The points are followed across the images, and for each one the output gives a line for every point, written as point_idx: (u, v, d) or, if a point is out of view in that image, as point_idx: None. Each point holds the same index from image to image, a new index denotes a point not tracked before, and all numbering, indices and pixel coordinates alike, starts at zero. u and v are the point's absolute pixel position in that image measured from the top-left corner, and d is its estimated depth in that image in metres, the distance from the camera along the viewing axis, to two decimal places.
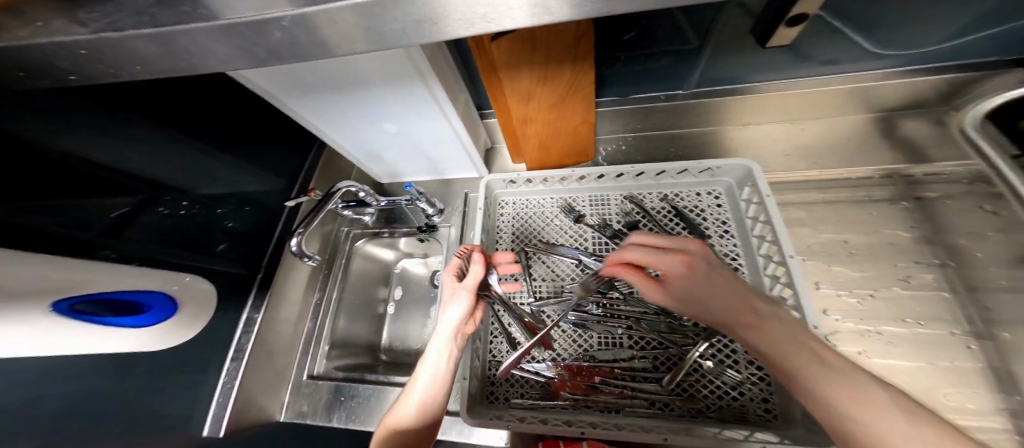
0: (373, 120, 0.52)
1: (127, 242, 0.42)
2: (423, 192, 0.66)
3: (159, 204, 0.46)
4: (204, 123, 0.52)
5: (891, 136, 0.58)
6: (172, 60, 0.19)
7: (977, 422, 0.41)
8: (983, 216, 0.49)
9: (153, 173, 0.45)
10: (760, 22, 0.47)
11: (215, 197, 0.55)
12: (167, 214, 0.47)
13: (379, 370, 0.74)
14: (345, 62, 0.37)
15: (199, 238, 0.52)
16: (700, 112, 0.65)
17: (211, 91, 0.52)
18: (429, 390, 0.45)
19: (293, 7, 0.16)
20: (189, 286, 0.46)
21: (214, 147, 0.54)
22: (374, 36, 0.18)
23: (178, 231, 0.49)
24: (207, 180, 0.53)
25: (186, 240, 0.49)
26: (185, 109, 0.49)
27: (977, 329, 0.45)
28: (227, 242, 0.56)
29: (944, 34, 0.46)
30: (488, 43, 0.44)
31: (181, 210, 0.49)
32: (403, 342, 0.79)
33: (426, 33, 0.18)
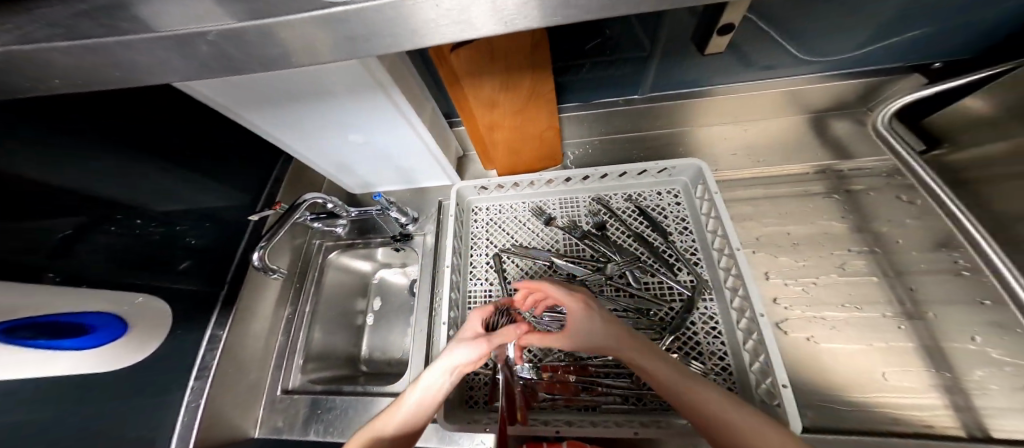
0: (338, 131, 0.51)
1: (79, 261, 0.41)
2: (394, 200, 0.65)
3: (112, 223, 0.45)
4: (159, 135, 0.51)
5: (824, 135, 0.63)
6: (94, 73, 0.19)
7: (919, 400, 0.44)
8: (902, 205, 0.55)
9: (101, 189, 0.44)
10: (699, 30, 0.51)
11: (168, 213, 0.53)
12: (123, 232, 0.47)
13: (360, 381, 0.71)
14: (303, 74, 0.37)
15: (158, 255, 0.51)
16: (657, 116, 0.69)
17: (165, 103, 0.51)
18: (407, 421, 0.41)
19: (213, 22, 0.17)
20: (143, 307, 0.45)
21: (168, 161, 0.52)
22: (303, 50, 0.19)
23: (133, 250, 0.48)
24: (164, 196, 0.52)
25: (143, 260, 0.49)
26: (137, 122, 0.48)
27: (908, 309, 0.49)
28: (190, 259, 0.56)
29: (857, 41, 0.53)
30: (447, 53, 0.45)
31: (136, 229, 0.49)
32: (384, 351, 0.77)
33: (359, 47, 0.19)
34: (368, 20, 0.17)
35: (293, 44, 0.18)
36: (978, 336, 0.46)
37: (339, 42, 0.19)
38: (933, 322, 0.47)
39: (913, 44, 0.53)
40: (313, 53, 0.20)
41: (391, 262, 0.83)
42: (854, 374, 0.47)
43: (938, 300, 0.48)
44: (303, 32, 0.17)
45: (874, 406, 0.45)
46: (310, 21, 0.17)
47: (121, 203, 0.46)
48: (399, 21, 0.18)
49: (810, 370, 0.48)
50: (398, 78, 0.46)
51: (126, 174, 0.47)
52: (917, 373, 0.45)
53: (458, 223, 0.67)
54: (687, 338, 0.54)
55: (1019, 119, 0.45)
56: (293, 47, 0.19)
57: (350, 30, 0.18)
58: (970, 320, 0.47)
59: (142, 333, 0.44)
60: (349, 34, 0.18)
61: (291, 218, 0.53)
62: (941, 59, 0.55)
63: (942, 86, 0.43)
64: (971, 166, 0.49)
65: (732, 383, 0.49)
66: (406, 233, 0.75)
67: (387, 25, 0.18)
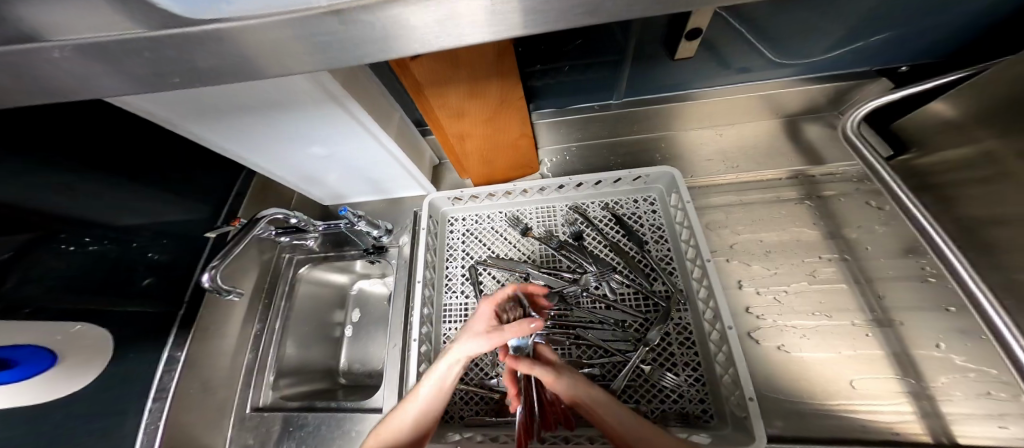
0: (297, 144, 0.49)
1: (14, 286, 0.39)
2: (361, 214, 0.61)
3: (66, 242, 0.44)
4: (107, 151, 0.48)
5: (796, 139, 0.62)
6: None
7: (885, 403, 0.44)
8: (870, 210, 0.55)
9: (39, 204, 0.41)
10: (666, 39, 0.52)
11: (125, 228, 0.51)
12: (76, 252, 0.45)
13: (338, 396, 0.68)
14: (243, 90, 0.35)
15: (112, 274, 0.49)
16: (633, 121, 0.68)
17: (115, 116, 0.49)
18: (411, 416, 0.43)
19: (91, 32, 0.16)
20: (81, 334, 0.43)
21: (121, 177, 0.50)
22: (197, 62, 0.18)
23: (85, 269, 0.46)
24: (118, 211, 0.50)
25: (90, 281, 0.47)
26: (84, 138, 0.45)
27: (878, 317, 0.49)
28: (152, 276, 0.54)
29: (826, 44, 0.52)
30: (407, 63, 0.42)
31: (88, 247, 0.47)
32: (363, 364, 0.73)
33: (246, 67, 0.18)
34: (249, 40, 0.17)
35: (167, 64, 0.17)
36: (942, 343, 0.46)
37: (222, 62, 0.18)
38: (901, 328, 0.47)
39: (878, 48, 0.53)
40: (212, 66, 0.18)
41: (370, 273, 0.79)
42: (825, 382, 0.47)
43: (907, 306, 0.49)
44: (173, 52, 0.17)
45: (842, 413, 0.45)
46: (177, 40, 0.16)
47: (66, 220, 0.44)
48: (281, 41, 0.17)
49: (779, 379, 0.48)
50: (357, 92, 0.44)
51: (69, 192, 0.44)
52: (886, 381, 0.45)
53: (432, 236, 0.65)
54: (662, 350, 0.53)
55: (982, 125, 0.44)
56: (170, 67, 0.17)
57: (229, 48, 0.17)
58: (936, 327, 0.47)
59: (84, 361, 0.42)
60: (229, 53, 0.17)
61: (246, 234, 0.50)
62: (907, 63, 0.55)
63: (912, 89, 0.42)
64: (933, 171, 0.49)
65: (704, 395, 0.49)
66: (380, 245, 0.72)
67: (278, 44, 0.17)
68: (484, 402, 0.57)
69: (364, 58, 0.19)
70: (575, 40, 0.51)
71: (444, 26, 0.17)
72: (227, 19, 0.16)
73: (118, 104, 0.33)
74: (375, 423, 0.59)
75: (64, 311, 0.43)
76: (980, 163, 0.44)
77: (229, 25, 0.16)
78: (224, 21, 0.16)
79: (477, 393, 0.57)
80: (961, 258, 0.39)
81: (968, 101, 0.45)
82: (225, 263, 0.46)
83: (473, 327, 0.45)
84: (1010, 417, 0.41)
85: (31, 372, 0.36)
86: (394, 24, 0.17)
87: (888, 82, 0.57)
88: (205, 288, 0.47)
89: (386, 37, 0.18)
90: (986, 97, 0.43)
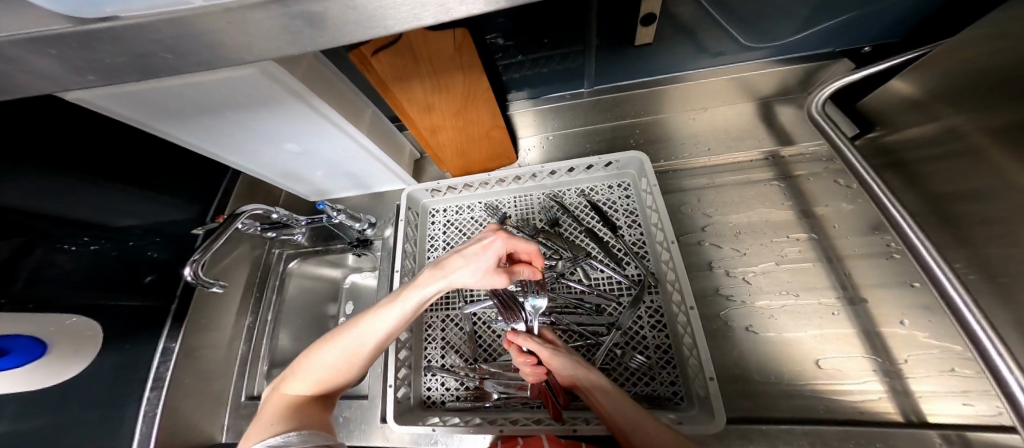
0: (271, 142, 0.51)
1: (25, 285, 0.43)
2: (341, 208, 0.62)
3: (63, 242, 0.46)
4: (71, 158, 0.46)
5: (770, 122, 0.62)
6: None
7: (854, 382, 0.44)
8: (839, 189, 0.55)
9: (43, 206, 0.44)
10: (623, 35, 0.54)
11: (122, 228, 0.54)
12: (79, 250, 0.48)
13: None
14: (196, 87, 0.36)
15: (118, 270, 0.53)
16: (608, 106, 0.69)
17: (113, 124, 0.52)
18: (339, 369, 0.42)
19: (51, 26, 0.18)
20: (73, 326, 0.46)
21: (118, 182, 0.53)
22: (140, 50, 0.20)
23: (92, 268, 0.50)
24: (119, 213, 0.53)
25: (96, 279, 0.50)
26: (73, 142, 0.46)
27: (850, 294, 0.48)
28: (154, 273, 0.58)
29: (795, 26, 0.51)
30: (369, 58, 0.43)
31: (89, 246, 0.50)
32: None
33: (143, 67, 0.21)
34: (139, 37, 0.19)
35: (71, 56, 0.20)
36: (906, 319, 0.45)
37: (122, 58, 0.20)
38: (870, 306, 0.47)
39: (844, 31, 0.52)
40: (147, 51, 0.20)
41: (361, 266, 0.78)
42: (795, 363, 0.47)
43: (872, 283, 0.48)
44: (70, 46, 0.19)
45: (811, 392, 0.45)
46: (77, 37, 0.19)
47: (58, 220, 0.46)
48: (166, 38, 0.19)
49: (747, 359, 0.48)
50: (318, 87, 0.45)
51: (72, 195, 0.47)
52: (856, 360, 0.45)
53: (412, 228, 0.66)
54: (634, 332, 0.54)
55: (940, 101, 0.44)
56: (75, 58, 0.20)
57: (122, 49, 0.20)
58: (901, 303, 0.46)
59: (73, 353, 0.45)
60: (122, 50, 0.20)
61: (228, 229, 0.52)
62: (869, 43, 0.55)
63: (868, 71, 0.44)
64: (906, 146, 0.48)
65: (675, 377, 0.50)
66: (364, 239, 0.72)
67: (204, 34, 0.19)
68: (463, 387, 0.58)
69: (264, 55, 0.21)
70: (543, 39, 0.53)
71: (333, 17, 0.19)
72: (118, 18, 0.18)
73: (86, 105, 0.35)
74: (364, 408, 0.62)
75: (68, 307, 0.47)
76: (946, 139, 0.43)
77: (119, 24, 0.18)
78: (115, 20, 0.18)
79: (457, 378, 0.58)
80: (919, 234, 0.39)
81: (936, 81, 0.44)
82: (205, 257, 0.49)
83: (480, 259, 0.41)
84: (974, 393, 0.40)
85: (21, 361, 0.39)
86: (306, 15, 0.19)
87: (849, 62, 0.57)
88: (189, 281, 0.51)
89: (276, 37, 0.20)
90: (947, 75, 0.43)
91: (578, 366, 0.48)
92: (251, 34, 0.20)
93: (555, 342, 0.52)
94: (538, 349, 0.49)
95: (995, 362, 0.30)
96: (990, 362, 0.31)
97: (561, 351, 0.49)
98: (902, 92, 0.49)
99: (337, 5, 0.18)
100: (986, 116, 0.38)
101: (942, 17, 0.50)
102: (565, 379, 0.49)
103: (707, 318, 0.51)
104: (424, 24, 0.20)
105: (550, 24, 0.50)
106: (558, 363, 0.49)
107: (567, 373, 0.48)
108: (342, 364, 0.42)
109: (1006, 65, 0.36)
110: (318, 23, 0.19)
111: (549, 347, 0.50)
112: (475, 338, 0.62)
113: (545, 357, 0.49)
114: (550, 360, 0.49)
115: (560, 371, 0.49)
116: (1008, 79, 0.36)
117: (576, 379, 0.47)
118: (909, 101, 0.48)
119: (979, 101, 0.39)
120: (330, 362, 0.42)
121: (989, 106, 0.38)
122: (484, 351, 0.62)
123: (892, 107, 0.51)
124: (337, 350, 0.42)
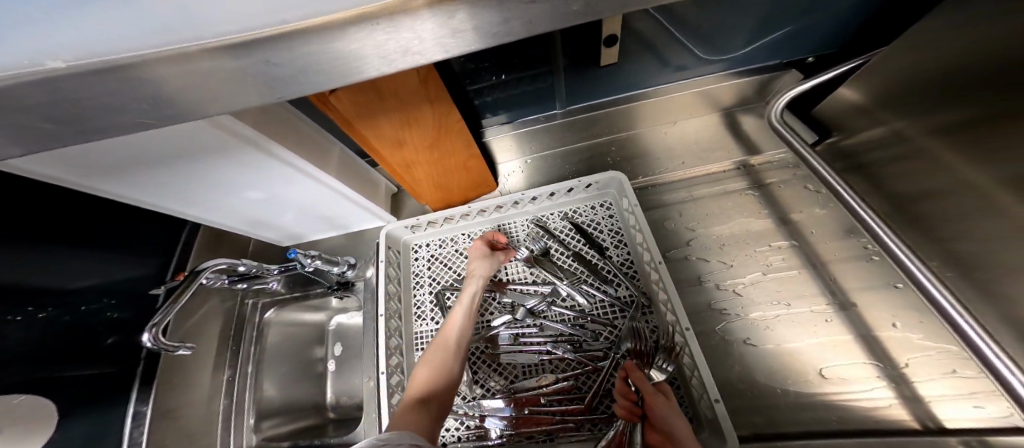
0: (231, 194, 0.48)
1: None
2: (314, 253, 0.59)
3: (9, 313, 0.41)
4: (44, 196, 0.45)
5: (735, 131, 0.63)
6: None
7: (865, 388, 0.43)
8: (810, 195, 0.56)
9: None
10: (588, 55, 0.55)
11: (75, 291, 0.48)
12: (27, 321, 0.43)
13: (328, 434, 0.62)
14: (139, 144, 0.34)
15: (75, 337, 0.47)
16: (581, 127, 0.69)
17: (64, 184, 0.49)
18: (441, 364, 0.48)
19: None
20: (30, 405, 0.41)
21: (67, 235, 0.47)
22: (66, 105, 0.18)
23: (49, 338, 0.44)
24: (71, 274, 0.47)
25: (51, 350, 0.44)
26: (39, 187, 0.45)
27: (840, 299, 0.48)
28: (117, 334, 0.52)
29: (747, 39, 0.53)
30: (329, 97, 0.42)
31: (37, 314, 0.44)
32: (352, 396, 0.66)
33: (51, 135, 0.19)
34: (55, 98, 0.17)
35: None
36: (897, 322, 0.45)
37: (44, 111, 0.18)
38: (861, 310, 0.47)
39: (789, 44, 0.55)
40: (70, 108, 0.18)
41: (346, 306, 0.72)
42: (804, 372, 0.45)
43: (861, 285, 0.48)
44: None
45: (823, 402, 0.43)
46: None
47: (6, 288, 0.41)
48: (50, 98, 0.17)
49: (752, 372, 0.47)
50: (276, 133, 0.44)
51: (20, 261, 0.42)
52: (860, 366, 0.44)
53: (394, 267, 0.63)
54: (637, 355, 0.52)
55: (881, 105, 0.46)
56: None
57: (8, 117, 0.18)
58: (889, 306, 0.46)
59: (22, 436, 0.39)
60: (13, 116, 0.18)
61: (191, 286, 0.48)
62: (813, 54, 0.57)
63: (816, 80, 0.46)
64: (861, 150, 0.50)
65: (680, 398, 0.48)
66: (345, 281, 0.69)
67: (131, 91, 0.18)
68: (465, 427, 0.54)
69: (173, 117, 0.20)
70: (512, 59, 0.53)
71: (253, 79, 0.18)
72: None
73: (17, 171, 0.32)
74: None
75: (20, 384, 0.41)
76: (895, 142, 0.44)
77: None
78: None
79: (458, 418, 0.53)
80: (887, 229, 0.39)
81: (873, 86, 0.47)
82: (167, 320, 0.45)
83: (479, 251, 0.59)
84: (982, 394, 0.39)
85: None
86: (258, 71, 0.18)
87: (797, 72, 0.60)
88: (151, 347, 0.47)
89: (220, 91, 0.19)
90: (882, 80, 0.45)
91: (685, 431, 0.40)
92: (197, 90, 0.18)
93: (669, 399, 0.45)
94: (645, 391, 0.44)
95: (981, 349, 0.30)
96: (977, 351, 0.30)
97: (672, 409, 0.43)
98: (847, 98, 0.51)
99: (254, 62, 0.17)
100: (926, 117, 0.40)
101: (870, 32, 0.53)
102: (658, 432, 0.43)
103: (703, 333, 0.50)
104: (359, 78, 0.20)
105: (511, 48, 0.50)
106: (660, 414, 0.43)
107: (666, 426, 0.42)
108: (442, 360, 0.48)
109: (934, 69, 0.38)
110: (242, 81, 0.18)
111: (659, 396, 0.44)
112: (471, 376, 0.57)
113: (652, 401, 0.44)
114: (655, 404, 0.43)
115: (657, 421, 0.43)
116: (935, 83, 0.38)
117: (672, 439, 0.41)
118: (855, 107, 0.49)
119: (916, 101, 0.41)
120: (433, 358, 0.48)
121: (928, 107, 0.40)
122: (482, 388, 0.57)
123: (841, 112, 0.52)
124: (439, 343, 0.50)
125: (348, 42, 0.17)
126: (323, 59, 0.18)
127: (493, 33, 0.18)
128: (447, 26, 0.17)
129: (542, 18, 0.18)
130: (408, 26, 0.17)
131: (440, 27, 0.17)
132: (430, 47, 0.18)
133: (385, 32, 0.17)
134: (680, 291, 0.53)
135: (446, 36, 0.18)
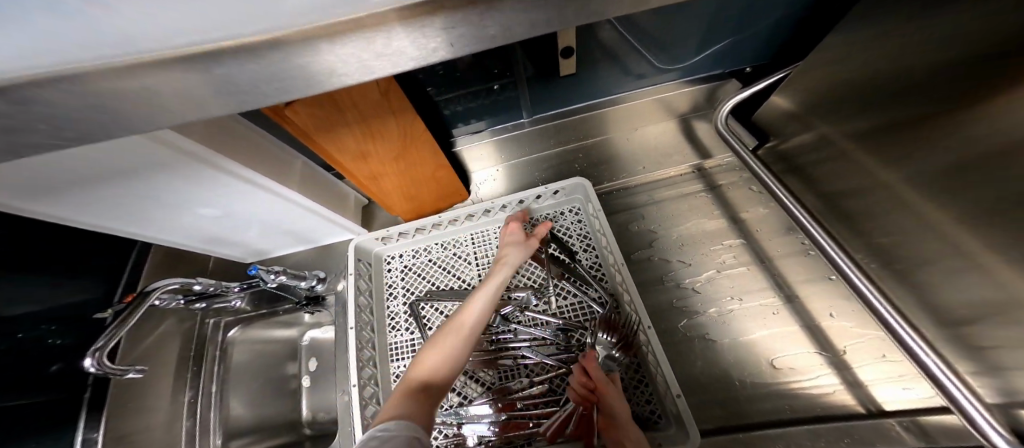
0: (184, 212, 0.47)
1: None
2: (276, 269, 0.57)
3: None
4: None
5: (690, 136, 0.66)
6: None
7: (818, 374, 0.46)
8: (754, 195, 0.59)
9: None
10: (550, 67, 0.57)
11: (9, 319, 0.45)
12: None
13: None
14: (76, 164, 0.33)
15: (12, 367, 0.44)
16: (549, 134, 0.71)
17: None
18: (457, 350, 0.43)
19: None
20: None
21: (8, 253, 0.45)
22: None
23: None
24: (5, 302, 0.44)
25: None
26: None
27: (786, 292, 0.51)
28: (63, 360, 0.49)
29: (693, 49, 0.57)
30: (286, 112, 0.41)
31: None
32: (329, 412, 0.64)
33: None
34: None
35: None
36: (833, 312, 0.48)
37: None
38: (805, 302, 0.50)
39: (729, 54, 0.59)
40: None
41: (319, 320, 0.70)
42: (761, 362, 0.48)
43: (803, 279, 0.52)
44: None
45: (781, 391, 0.46)
46: None
47: None
48: None
49: (712, 366, 0.49)
50: (229, 148, 0.43)
51: None
52: (809, 356, 0.47)
53: (365, 279, 0.63)
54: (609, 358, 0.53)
55: (804, 114, 0.50)
56: None
57: None
58: (828, 297, 0.49)
59: None
60: None
61: (140, 308, 0.46)
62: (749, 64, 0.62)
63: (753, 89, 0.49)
64: (796, 153, 0.54)
65: (649, 395, 0.49)
66: (314, 295, 0.67)
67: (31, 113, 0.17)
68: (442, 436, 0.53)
69: (83, 138, 0.19)
70: (493, 69, 0.54)
71: (172, 100, 0.18)
72: None
73: None
74: None
75: None
76: (823, 145, 0.48)
77: None
78: None
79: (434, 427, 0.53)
80: (818, 228, 0.42)
81: None
82: (111, 343, 0.43)
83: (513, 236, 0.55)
84: (910, 376, 0.43)
85: None
86: (174, 93, 0.18)
87: (737, 82, 0.64)
88: (96, 372, 0.44)
89: (133, 115, 0.18)
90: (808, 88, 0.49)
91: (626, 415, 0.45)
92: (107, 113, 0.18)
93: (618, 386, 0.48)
94: (601, 381, 0.47)
95: (897, 331, 0.33)
96: (893, 331, 0.34)
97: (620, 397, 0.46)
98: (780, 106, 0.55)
99: (167, 83, 0.17)
100: (845, 123, 0.43)
101: (796, 44, 0.59)
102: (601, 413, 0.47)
103: (666, 331, 0.52)
104: (285, 99, 0.20)
105: (490, 57, 0.52)
106: (606, 398, 0.46)
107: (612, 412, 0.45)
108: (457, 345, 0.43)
109: (844, 81, 0.42)
110: (157, 104, 0.18)
111: (611, 387, 0.47)
112: None
113: (603, 389, 0.47)
114: (603, 389, 0.46)
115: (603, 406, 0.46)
116: (848, 92, 0.42)
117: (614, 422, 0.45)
118: (787, 114, 0.53)
119: (834, 109, 0.45)
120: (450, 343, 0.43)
121: (844, 114, 0.43)
122: (458, 396, 0.56)
123: (776, 118, 0.55)
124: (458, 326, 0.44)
125: (267, 63, 0.17)
126: (247, 80, 0.18)
127: (415, 55, 0.19)
128: (369, 50, 0.18)
129: (463, 41, 0.19)
130: (328, 50, 0.17)
131: (362, 51, 0.18)
132: (356, 69, 0.19)
133: (306, 56, 0.18)
134: (644, 290, 0.55)
135: (370, 59, 0.19)
